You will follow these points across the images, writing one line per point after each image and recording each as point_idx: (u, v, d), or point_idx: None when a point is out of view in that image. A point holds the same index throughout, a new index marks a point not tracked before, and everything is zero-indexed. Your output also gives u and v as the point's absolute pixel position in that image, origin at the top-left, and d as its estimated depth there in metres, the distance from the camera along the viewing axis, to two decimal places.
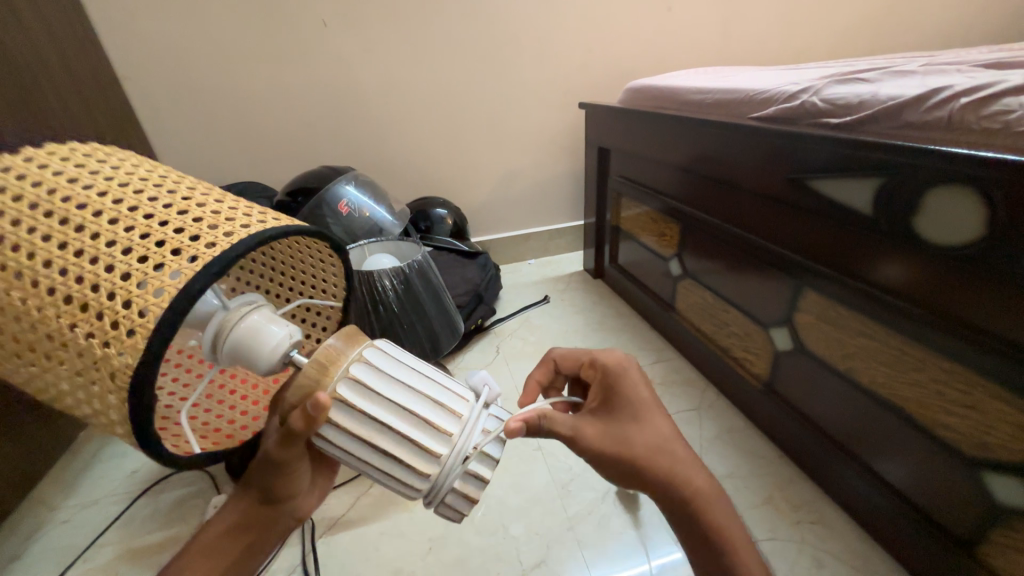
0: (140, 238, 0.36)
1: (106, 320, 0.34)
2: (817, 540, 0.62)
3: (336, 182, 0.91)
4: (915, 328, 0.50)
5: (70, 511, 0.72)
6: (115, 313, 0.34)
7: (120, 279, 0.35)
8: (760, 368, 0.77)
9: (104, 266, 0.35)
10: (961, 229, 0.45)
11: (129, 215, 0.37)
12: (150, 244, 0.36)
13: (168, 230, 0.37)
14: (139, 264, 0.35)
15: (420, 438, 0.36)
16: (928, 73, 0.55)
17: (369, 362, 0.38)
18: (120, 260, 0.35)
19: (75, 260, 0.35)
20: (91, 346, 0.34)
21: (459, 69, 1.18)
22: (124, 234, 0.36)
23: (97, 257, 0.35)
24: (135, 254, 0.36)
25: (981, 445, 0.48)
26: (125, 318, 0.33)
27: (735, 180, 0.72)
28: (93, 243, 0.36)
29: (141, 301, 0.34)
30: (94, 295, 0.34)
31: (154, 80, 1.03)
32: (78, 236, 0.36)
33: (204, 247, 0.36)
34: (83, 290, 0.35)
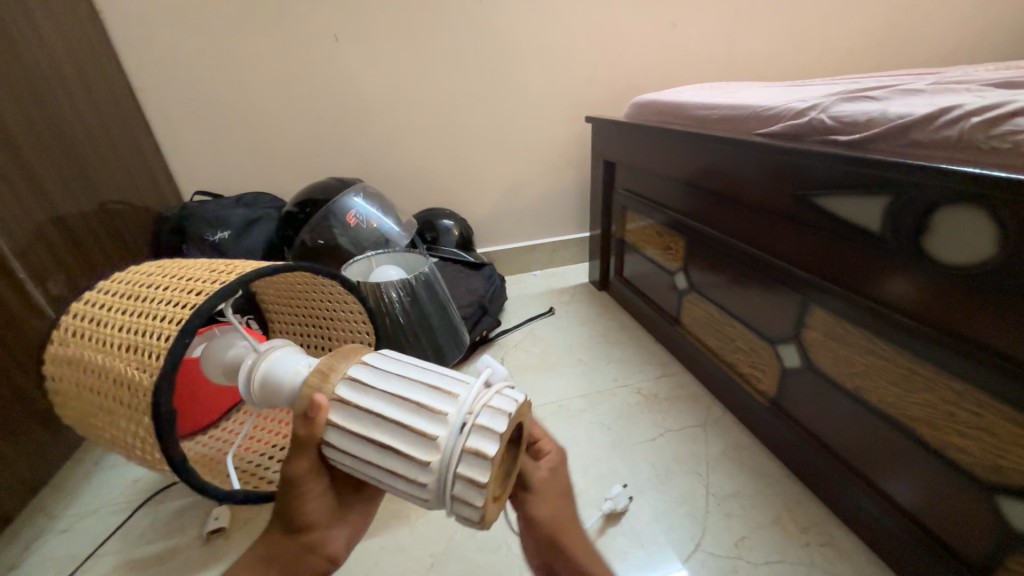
0: (172, 289, 0.43)
1: (140, 353, 0.39)
2: (826, 563, 0.60)
3: (344, 194, 0.93)
4: (927, 348, 0.49)
5: (69, 521, 0.71)
6: (147, 346, 0.39)
7: (154, 320, 0.40)
8: (766, 384, 0.76)
9: (146, 314, 0.42)
10: (973, 248, 0.44)
11: (170, 278, 0.45)
12: (179, 290, 0.42)
13: (194, 280, 0.44)
14: (168, 306, 0.41)
15: (415, 423, 0.35)
16: (938, 92, 0.55)
17: (367, 363, 0.40)
18: (157, 307, 0.41)
19: (129, 318, 0.42)
20: (130, 377, 0.39)
21: (466, 83, 1.20)
22: (163, 290, 0.43)
23: (143, 310, 0.42)
24: (167, 300, 0.42)
25: (994, 468, 0.47)
26: (153, 349, 0.38)
27: (740, 196, 0.72)
28: (143, 303, 0.43)
29: (164, 331, 0.39)
30: (137, 338, 0.40)
31: (168, 91, 1.06)
32: (134, 302, 0.44)
33: (215, 283, 0.42)
34: (131, 337, 0.41)
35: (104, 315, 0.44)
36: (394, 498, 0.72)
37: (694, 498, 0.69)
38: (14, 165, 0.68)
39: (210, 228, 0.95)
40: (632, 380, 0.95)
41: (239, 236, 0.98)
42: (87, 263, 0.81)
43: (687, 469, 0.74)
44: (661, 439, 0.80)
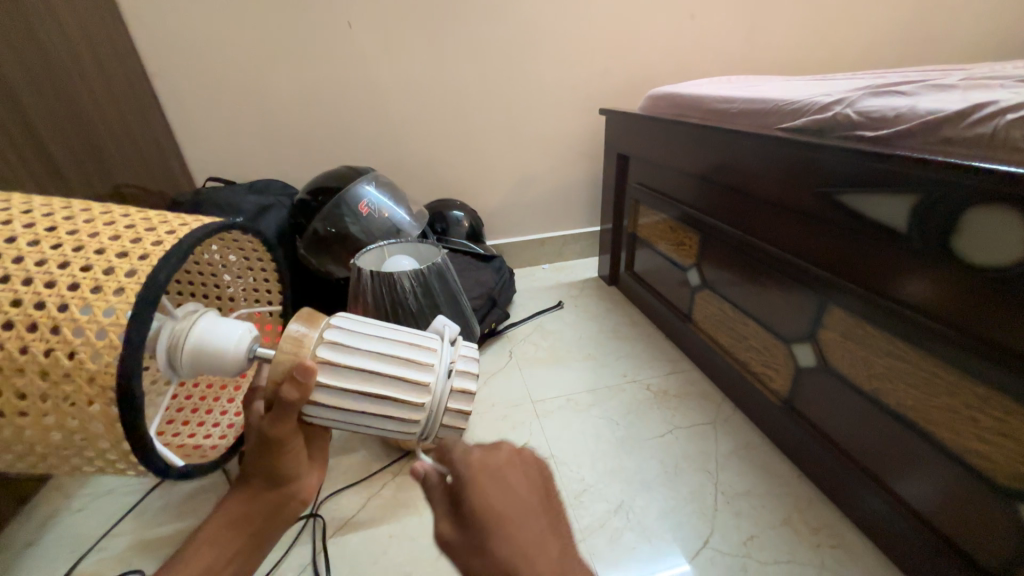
0: (83, 255, 0.37)
1: (63, 332, 0.34)
2: (836, 564, 0.60)
3: (357, 183, 0.92)
4: (950, 352, 0.49)
5: (84, 500, 0.73)
6: (76, 324, 0.34)
7: (74, 291, 0.35)
8: (779, 383, 0.75)
9: (50, 285, 0.35)
10: (1003, 248, 0.43)
11: (59, 239, 0.38)
12: (94, 255, 0.37)
13: (107, 243, 0.39)
14: (86, 274, 0.36)
15: (409, 375, 0.42)
16: (969, 88, 0.53)
17: (340, 324, 0.42)
18: (63, 275, 0.35)
19: (3, 286, 0.34)
20: (53, 360, 0.34)
21: (480, 73, 1.19)
22: (59, 254, 0.37)
23: (31, 278, 0.35)
24: (79, 267, 0.36)
25: (1016, 475, 0.46)
26: (82, 324, 0.34)
27: (759, 191, 0.71)
28: (32, 271, 0.35)
29: (103, 303, 0.34)
30: (41, 312, 0.34)
31: (182, 78, 1.06)
32: (7, 268, 0.35)
33: (145, 246, 0.39)
34: (22, 311, 0.34)
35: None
36: (403, 486, 0.73)
37: (704, 496, 0.69)
38: (30, 148, 0.69)
39: (222, 215, 0.95)
40: (641, 376, 0.94)
41: None
42: None
43: (696, 467, 0.74)
44: (671, 436, 0.80)
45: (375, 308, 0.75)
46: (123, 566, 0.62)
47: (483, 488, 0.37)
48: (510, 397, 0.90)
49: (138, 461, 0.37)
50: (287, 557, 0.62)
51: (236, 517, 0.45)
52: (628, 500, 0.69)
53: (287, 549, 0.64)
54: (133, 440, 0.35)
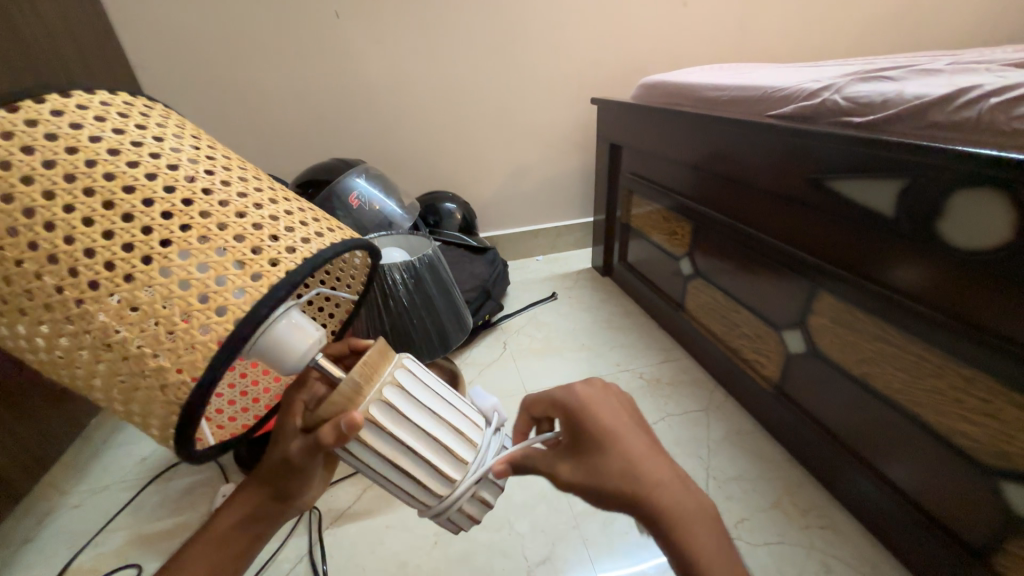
0: (198, 238, 0.32)
1: (148, 316, 0.30)
2: (826, 545, 0.61)
3: (347, 175, 0.92)
4: (935, 334, 0.49)
5: (81, 496, 0.73)
6: (164, 315, 0.30)
7: (176, 280, 0.31)
8: (770, 370, 0.76)
9: (154, 259, 0.31)
10: (985, 230, 0.43)
11: (180, 209, 0.32)
12: (211, 250, 0.32)
13: (229, 240, 0.33)
14: (200, 274, 0.31)
15: (440, 463, 0.42)
16: (956, 72, 0.53)
17: (400, 387, 0.42)
18: (177, 264, 0.31)
19: (113, 247, 0.30)
20: (124, 338, 0.30)
21: (471, 63, 1.18)
22: (178, 231, 0.32)
23: (143, 251, 0.31)
24: (194, 259, 0.31)
25: (999, 454, 0.47)
26: (180, 332, 0.31)
27: (750, 179, 0.71)
28: (137, 233, 0.31)
29: (203, 319, 0.31)
30: (143, 296, 0.30)
31: (169, 71, 1.04)
32: (117, 228, 0.30)
33: (269, 266, 0.33)
34: (129, 283, 0.30)
35: (31, 212, 0.29)
36: None
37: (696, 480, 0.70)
38: None
39: None
40: (635, 365, 0.95)
41: None
42: None
43: (689, 453, 0.75)
44: (664, 422, 0.81)
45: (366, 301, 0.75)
46: (121, 560, 0.63)
47: (596, 419, 0.42)
48: (504, 388, 0.91)
49: (181, 458, 0.35)
50: (284, 548, 0.62)
51: (232, 519, 0.45)
52: None
53: (284, 542, 0.64)
54: (179, 443, 0.33)
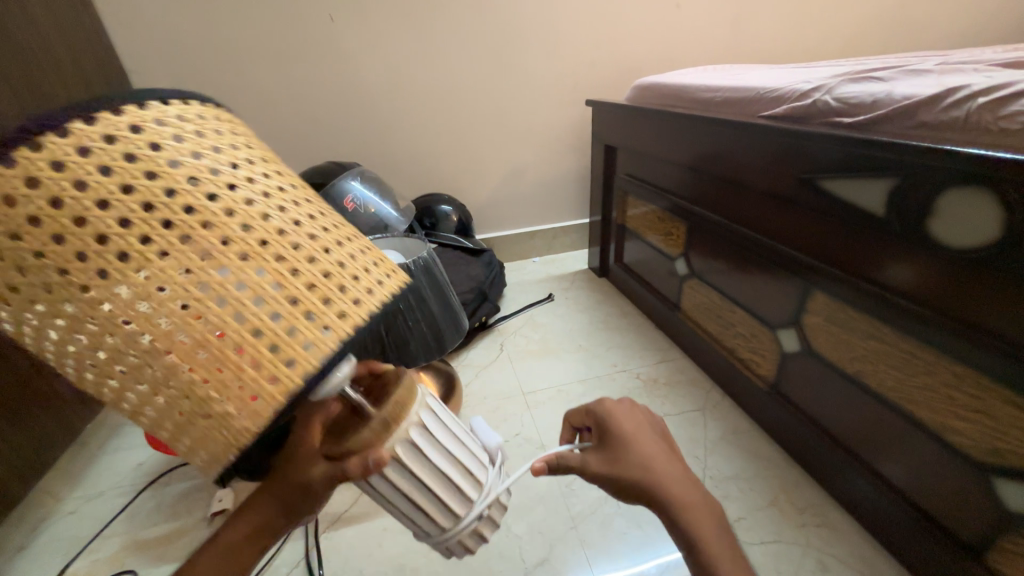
0: (289, 276, 0.27)
1: (228, 362, 0.26)
2: (822, 543, 0.61)
3: (342, 178, 0.92)
4: (928, 332, 0.50)
5: (75, 503, 0.72)
6: (242, 358, 0.26)
7: (260, 321, 0.26)
8: (766, 369, 0.76)
9: (243, 299, 0.25)
10: (975, 228, 0.44)
11: (274, 238, 0.27)
12: (300, 289, 0.27)
13: (316, 277, 0.28)
14: (283, 317, 0.27)
15: (447, 502, 0.40)
16: (944, 73, 0.54)
17: (423, 427, 0.39)
18: (264, 303, 0.26)
19: (201, 281, 0.24)
20: (189, 380, 0.25)
21: (466, 65, 1.18)
22: (271, 264, 0.26)
23: (234, 286, 0.25)
24: (282, 299, 0.27)
25: (992, 451, 0.47)
26: (257, 381, 0.26)
27: (744, 180, 0.71)
28: (230, 263, 0.25)
29: (281, 367, 0.27)
30: (224, 339, 0.25)
31: (162, 75, 1.04)
32: (209, 257, 0.25)
33: (355, 310, 0.29)
34: (207, 325, 0.25)
35: (106, 224, 0.22)
36: None
37: None
38: None
39: None
40: (632, 366, 0.95)
41: None
42: None
43: (686, 453, 0.75)
44: None
45: None
46: (115, 567, 0.62)
47: (625, 419, 0.45)
48: (502, 390, 0.91)
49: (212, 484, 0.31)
50: (281, 554, 0.62)
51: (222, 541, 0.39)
52: None
53: (281, 548, 0.64)
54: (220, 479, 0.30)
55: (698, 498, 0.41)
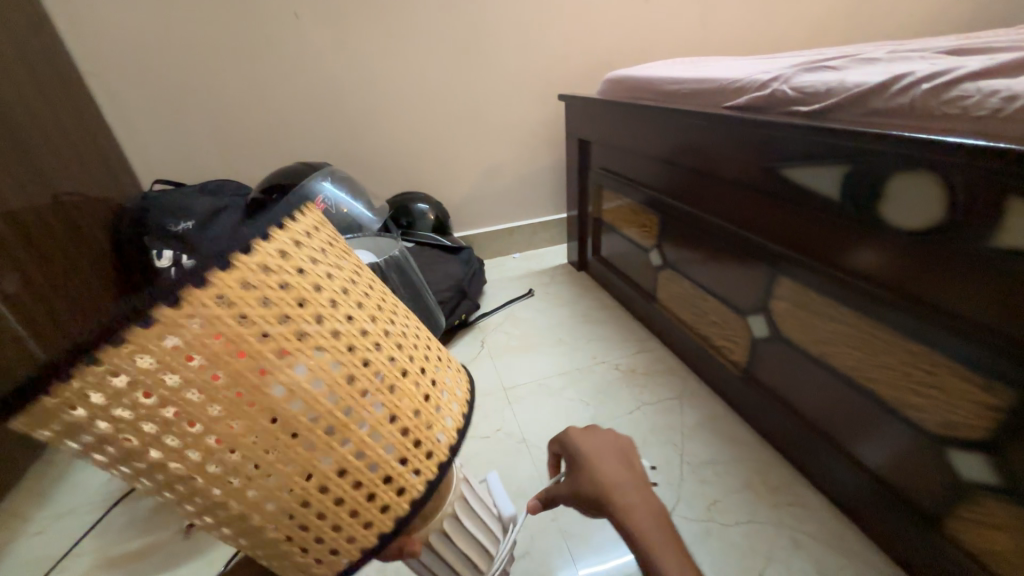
0: (384, 448, 0.24)
1: (320, 530, 0.23)
2: (795, 521, 0.63)
3: (313, 179, 0.91)
4: (887, 313, 0.51)
5: (42, 521, 0.70)
6: (349, 504, 0.23)
7: (374, 461, 0.23)
8: (738, 355, 0.78)
9: (333, 484, 0.22)
10: (926, 210, 0.45)
11: (386, 366, 0.25)
12: (409, 424, 0.25)
13: (422, 404, 0.26)
14: (397, 455, 0.25)
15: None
16: (893, 60, 0.55)
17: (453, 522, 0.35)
18: (378, 445, 0.24)
19: (320, 428, 0.21)
20: (284, 529, 0.22)
21: (438, 62, 1.17)
22: (386, 399, 0.24)
23: (351, 431, 0.23)
24: (396, 435, 0.25)
25: (947, 424, 0.49)
26: (361, 520, 0.24)
27: (712, 170, 0.72)
28: (350, 401, 0.23)
29: (385, 508, 0.24)
30: (337, 486, 0.23)
31: (122, 76, 1.00)
32: (329, 402, 0.22)
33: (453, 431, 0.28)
34: (322, 476, 0.22)
35: (177, 410, 0.18)
36: None
37: (671, 466, 0.72)
38: None
39: (172, 218, 0.91)
40: (611, 357, 0.96)
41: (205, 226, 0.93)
42: (45, 261, 0.76)
43: (664, 440, 0.76)
44: (639, 411, 0.82)
45: None
46: None
47: (587, 441, 0.44)
48: (482, 387, 0.91)
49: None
50: None
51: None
52: None
53: None
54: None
55: (654, 515, 0.40)
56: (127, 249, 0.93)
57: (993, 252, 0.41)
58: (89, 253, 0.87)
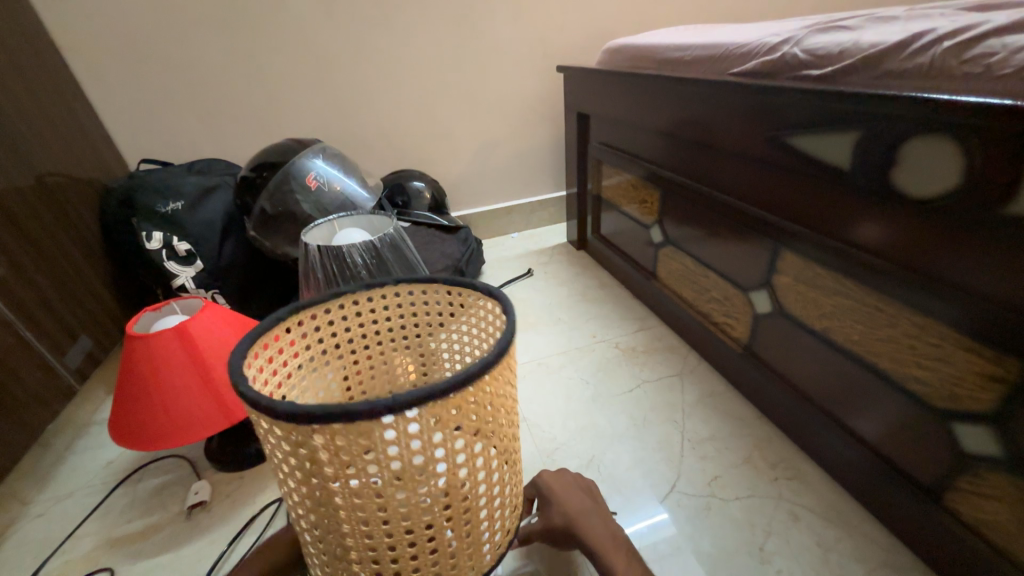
0: (439, 520, 0.33)
1: (375, 546, 0.33)
2: (793, 494, 0.63)
3: (303, 156, 0.88)
4: (892, 286, 0.50)
5: (43, 505, 0.70)
6: (401, 542, 0.33)
7: (431, 526, 0.33)
8: (739, 331, 0.77)
9: (405, 525, 0.32)
10: (939, 178, 0.43)
11: (474, 470, 0.34)
12: (462, 512, 0.34)
13: (479, 499, 0.35)
14: (444, 530, 0.34)
15: None
16: (910, 19, 0.53)
17: None
18: (441, 519, 0.33)
19: (423, 491, 0.32)
20: (361, 532, 0.32)
21: (431, 32, 1.12)
22: (464, 490, 0.34)
23: (434, 504, 0.33)
24: (451, 517, 0.34)
25: (951, 397, 0.48)
26: (399, 555, 0.33)
27: (716, 142, 0.70)
28: (447, 486, 0.33)
29: (416, 556, 0.34)
30: (405, 529, 0.33)
31: (101, 51, 0.96)
32: (437, 481, 0.32)
33: (485, 526, 0.37)
34: (403, 520, 0.32)
35: (385, 444, 0.29)
36: None
37: (671, 443, 0.72)
38: None
39: (160, 197, 0.89)
40: (611, 336, 0.95)
41: (195, 206, 0.91)
42: (30, 243, 0.74)
43: (664, 418, 0.76)
44: (639, 390, 0.82)
45: (325, 284, 0.72)
46: (90, 565, 0.61)
47: (555, 483, 0.52)
48: None
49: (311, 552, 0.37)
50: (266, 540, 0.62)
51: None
52: (598, 454, 0.71)
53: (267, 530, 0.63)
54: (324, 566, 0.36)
55: (612, 534, 0.47)
56: (114, 233, 0.90)
57: (1008, 219, 0.39)
58: (77, 236, 0.84)
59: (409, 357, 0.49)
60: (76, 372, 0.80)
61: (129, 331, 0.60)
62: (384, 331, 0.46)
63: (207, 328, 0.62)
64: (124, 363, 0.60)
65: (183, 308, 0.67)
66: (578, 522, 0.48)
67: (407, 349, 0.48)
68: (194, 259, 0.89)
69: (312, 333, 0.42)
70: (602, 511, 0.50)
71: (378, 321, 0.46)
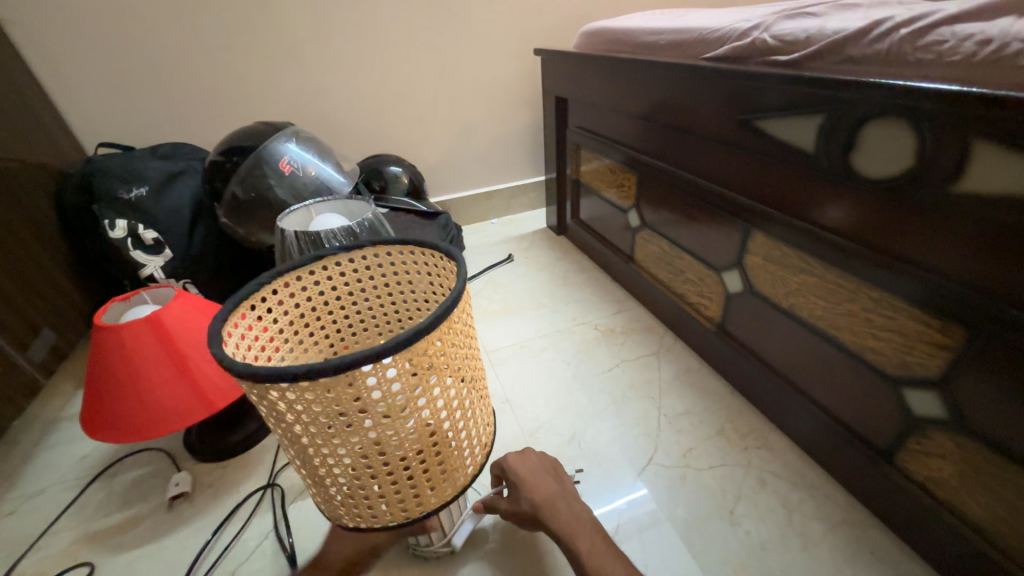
0: (420, 448, 0.38)
1: (370, 476, 0.38)
2: (761, 461, 0.67)
3: (275, 140, 0.86)
4: (854, 265, 0.53)
5: (13, 504, 0.67)
6: (390, 470, 0.38)
7: (414, 452, 0.38)
8: (713, 311, 0.80)
9: (392, 455, 0.37)
10: (895, 159, 0.46)
11: (444, 404, 0.38)
12: (440, 441, 0.39)
13: (453, 429, 0.40)
14: (426, 456, 0.39)
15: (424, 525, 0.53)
16: (872, 6, 0.55)
17: None
18: (423, 447, 0.38)
19: (402, 425, 0.36)
20: (353, 465, 0.37)
21: (405, 12, 1.10)
22: (437, 421, 0.38)
23: (413, 435, 0.37)
24: (431, 444, 0.39)
25: (903, 365, 0.52)
26: (391, 481, 0.38)
27: (690, 126, 0.71)
28: (422, 419, 0.37)
29: (406, 481, 0.39)
30: (392, 459, 0.37)
31: (48, 26, 0.90)
32: (412, 416, 0.36)
33: (463, 451, 0.42)
34: (389, 451, 0.37)
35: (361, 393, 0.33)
36: None
37: (648, 419, 0.75)
38: None
39: (121, 184, 0.84)
40: (590, 318, 0.98)
41: (160, 193, 0.87)
42: None
43: (642, 395, 0.79)
44: (618, 369, 0.84)
45: None
46: (68, 561, 0.60)
47: (522, 462, 0.53)
48: None
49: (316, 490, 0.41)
50: (249, 528, 0.62)
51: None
52: (579, 432, 0.73)
53: (249, 521, 0.63)
54: (329, 501, 0.41)
55: (577, 517, 0.49)
56: (73, 221, 0.86)
57: (959, 198, 0.42)
58: (33, 225, 0.80)
59: (379, 321, 0.50)
60: (39, 368, 0.77)
61: (98, 322, 0.58)
62: (351, 298, 0.47)
63: (181, 319, 0.60)
64: (93, 356, 0.58)
65: (153, 298, 0.64)
66: (544, 508, 0.49)
67: (376, 314, 0.50)
68: (163, 248, 0.86)
69: (275, 308, 0.41)
70: (570, 493, 0.52)
71: (338, 288, 0.46)
